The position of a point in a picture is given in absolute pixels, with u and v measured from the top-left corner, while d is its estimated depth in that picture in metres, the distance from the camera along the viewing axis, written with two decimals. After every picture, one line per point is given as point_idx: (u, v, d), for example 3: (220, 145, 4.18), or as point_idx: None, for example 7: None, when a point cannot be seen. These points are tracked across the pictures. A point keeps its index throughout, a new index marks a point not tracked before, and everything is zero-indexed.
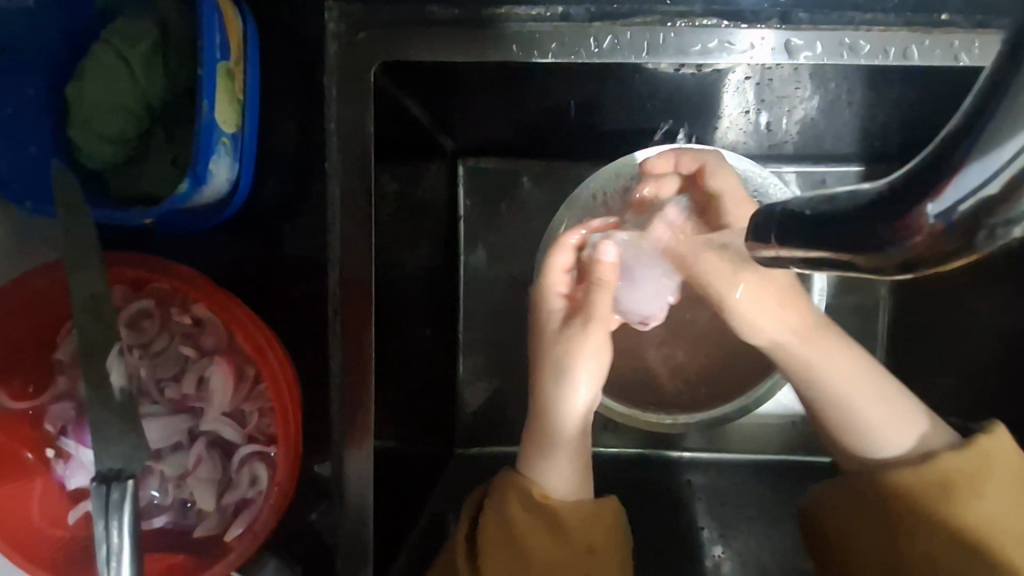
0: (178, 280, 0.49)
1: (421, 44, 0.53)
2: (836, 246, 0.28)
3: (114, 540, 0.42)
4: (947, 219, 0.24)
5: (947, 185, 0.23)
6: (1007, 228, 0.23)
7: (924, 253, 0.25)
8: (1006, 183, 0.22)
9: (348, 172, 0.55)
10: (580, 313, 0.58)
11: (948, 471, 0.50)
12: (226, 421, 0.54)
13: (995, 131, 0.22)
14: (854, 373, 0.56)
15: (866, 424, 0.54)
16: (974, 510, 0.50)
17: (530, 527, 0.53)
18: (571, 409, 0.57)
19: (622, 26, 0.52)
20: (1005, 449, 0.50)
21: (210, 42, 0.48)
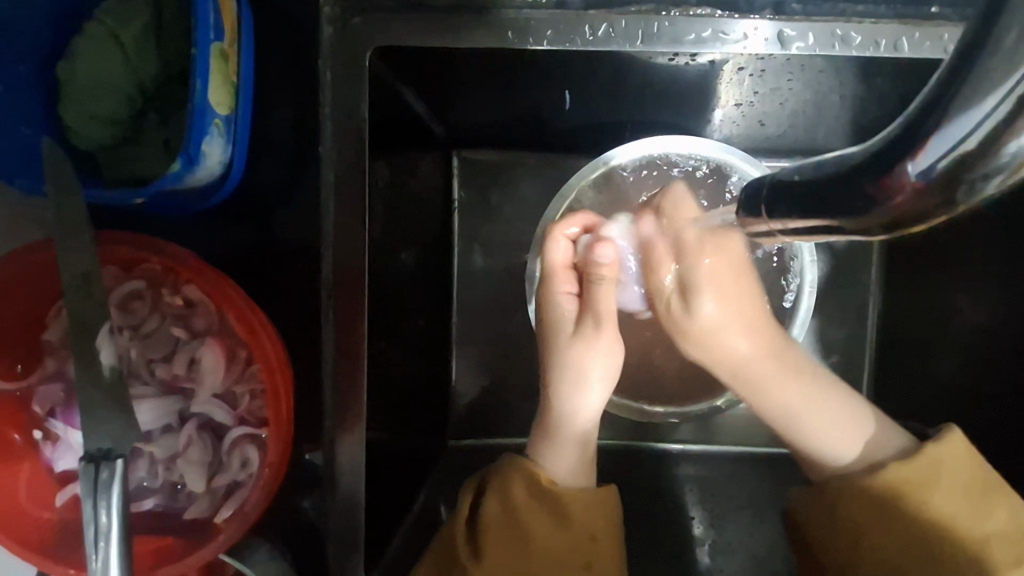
0: (169, 259, 0.49)
1: (416, 30, 0.53)
2: (826, 213, 0.28)
3: (103, 520, 0.42)
4: (925, 175, 0.24)
5: (924, 145, 0.24)
6: (987, 181, 0.23)
7: (907, 211, 0.25)
8: (983, 137, 0.22)
9: (342, 159, 0.55)
10: (590, 311, 0.59)
11: (896, 481, 0.53)
12: (217, 403, 0.54)
13: (967, 88, 0.22)
14: (801, 388, 0.59)
15: (814, 438, 0.58)
16: (922, 513, 0.52)
17: (534, 514, 0.53)
18: (582, 410, 0.58)
19: (617, 14, 0.53)
20: (953, 455, 0.53)
21: (203, 23, 0.48)
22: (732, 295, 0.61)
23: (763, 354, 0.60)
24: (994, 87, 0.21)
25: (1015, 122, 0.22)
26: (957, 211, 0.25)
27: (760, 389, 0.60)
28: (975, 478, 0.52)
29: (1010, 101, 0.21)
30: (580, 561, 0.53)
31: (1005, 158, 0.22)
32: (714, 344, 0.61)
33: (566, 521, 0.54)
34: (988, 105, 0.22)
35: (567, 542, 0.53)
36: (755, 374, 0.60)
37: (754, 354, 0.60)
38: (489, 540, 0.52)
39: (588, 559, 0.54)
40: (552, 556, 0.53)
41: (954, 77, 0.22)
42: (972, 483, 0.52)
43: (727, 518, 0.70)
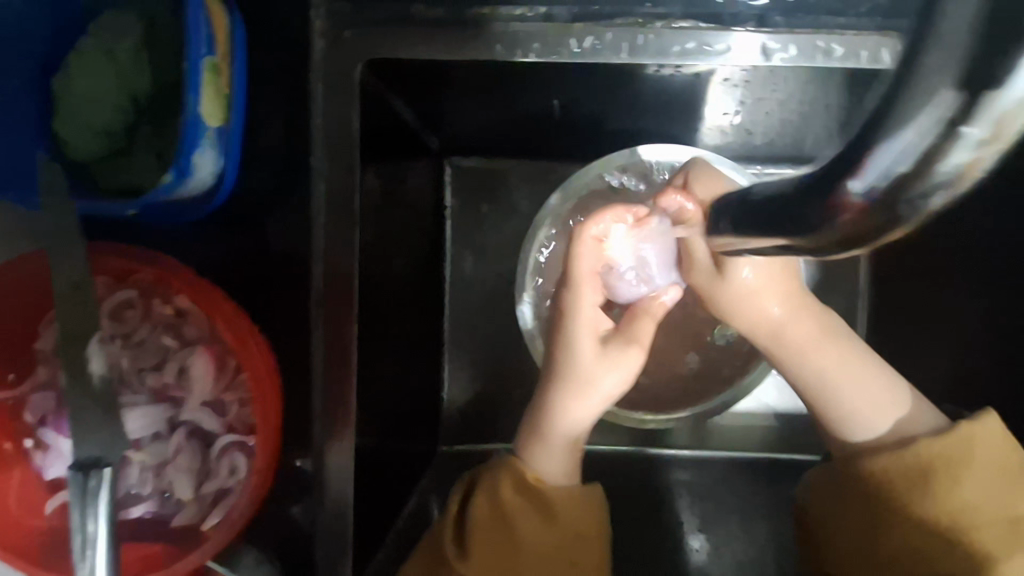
0: (160, 269, 0.49)
1: (407, 45, 0.55)
2: (786, 227, 0.29)
3: (91, 528, 0.42)
4: (864, 194, 0.24)
5: (863, 164, 0.24)
6: (927, 200, 0.23)
7: (853, 227, 0.25)
8: (915, 158, 0.22)
9: (332, 169, 0.56)
10: (622, 333, 0.58)
11: (928, 456, 0.52)
12: (207, 411, 0.54)
13: (895, 112, 0.22)
14: (827, 353, 0.56)
15: (844, 410, 0.56)
16: (952, 493, 0.51)
17: (523, 510, 0.54)
18: (577, 414, 0.57)
19: (602, 27, 0.55)
20: (988, 438, 0.51)
21: (196, 38, 0.49)
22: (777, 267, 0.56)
23: (796, 314, 0.57)
24: (919, 111, 0.21)
25: (943, 143, 0.21)
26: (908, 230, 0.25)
27: (794, 353, 0.57)
28: (1006, 464, 0.51)
29: (935, 127, 0.21)
30: (565, 559, 0.54)
31: (943, 175, 0.22)
32: (753, 304, 0.56)
33: (556, 518, 0.55)
34: (910, 127, 0.22)
35: (553, 539, 0.54)
36: (791, 336, 0.57)
37: (791, 316, 0.57)
38: (475, 537, 0.53)
39: (572, 558, 0.54)
40: (545, 551, 0.53)
41: (887, 101, 0.23)
42: (1002, 467, 0.51)
43: (716, 524, 0.70)
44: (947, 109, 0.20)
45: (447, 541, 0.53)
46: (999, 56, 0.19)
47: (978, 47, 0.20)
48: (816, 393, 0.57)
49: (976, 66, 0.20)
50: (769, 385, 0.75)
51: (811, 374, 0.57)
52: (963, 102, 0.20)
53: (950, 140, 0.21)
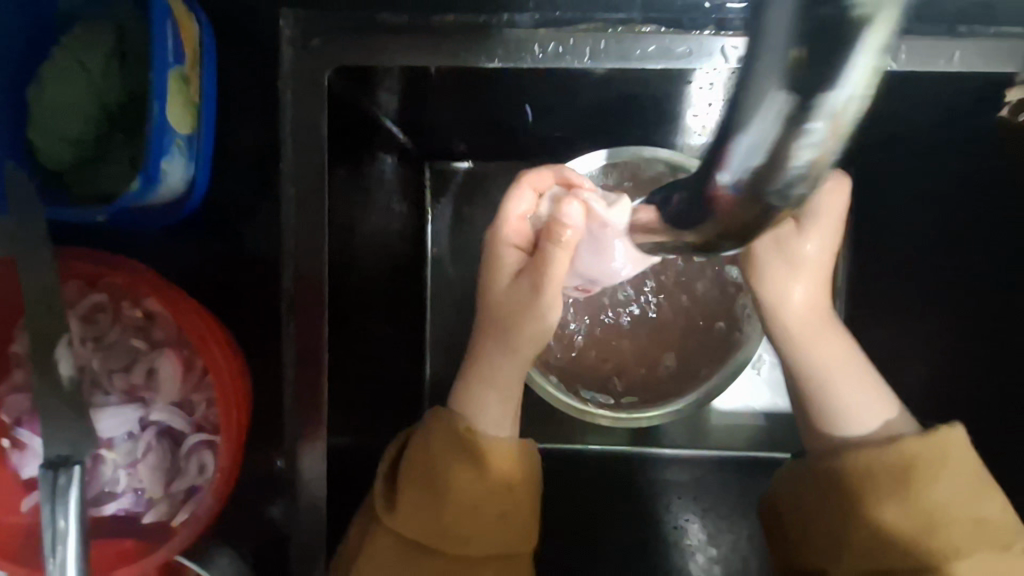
0: (126, 274, 0.51)
1: (375, 51, 0.57)
2: (672, 227, 0.28)
3: (60, 524, 0.43)
4: (733, 186, 0.23)
5: (726, 155, 0.23)
6: (790, 190, 0.23)
7: (729, 222, 0.25)
8: (767, 153, 0.22)
9: (303, 174, 0.58)
10: (534, 273, 0.57)
11: (909, 456, 0.52)
12: (174, 411, 0.56)
13: (742, 108, 0.22)
14: (837, 354, 0.58)
15: (839, 405, 0.56)
16: (926, 491, 0.51)
17: (454, 459, 0.54)
18: (497, 361, 0.58)
19: (564, 33, 0.56)
20: (962, 447, 0.52)
21: (161, 48, 0.50)
22: (823, 269, 0.58)
23: (820, 310, 0.59)
24: (760, 107, 0.21)
25: (788, 135, 0.21)
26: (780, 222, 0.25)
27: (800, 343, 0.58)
28: (975, 468, 0.52)
29: (776, 126, 0.21)
30: (494, 510, 0.54)
31: (794, 168, 0.22)
32: (796, 298, 0.58)
33: (484, 471, 0.54)
34: (756, 122, 0.21)
35: (482, 491, 0.54)
36: (807, 326, 0.58)
37: (811, 307, 0.59)
38: (406, 487, 0.54)
39: (503, 509, 0.55)
40: (471, 506, 0.54)
41: (734, 96, 0.22)
42: (972, 472, 0.52)
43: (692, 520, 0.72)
44: (786, 106, 0.21)
45: (380, 495, 0.56)
46: (824, 61, 0.20)
47: (806, 48, 0.20)
48: (810, 381, 0.58)
49: (801, 70, 0.20)
50: (753, 386, 0.79)
51: (812, 364, 0.58)
52: (801, 97, 0.20)
53: (794, 134, 0.21)
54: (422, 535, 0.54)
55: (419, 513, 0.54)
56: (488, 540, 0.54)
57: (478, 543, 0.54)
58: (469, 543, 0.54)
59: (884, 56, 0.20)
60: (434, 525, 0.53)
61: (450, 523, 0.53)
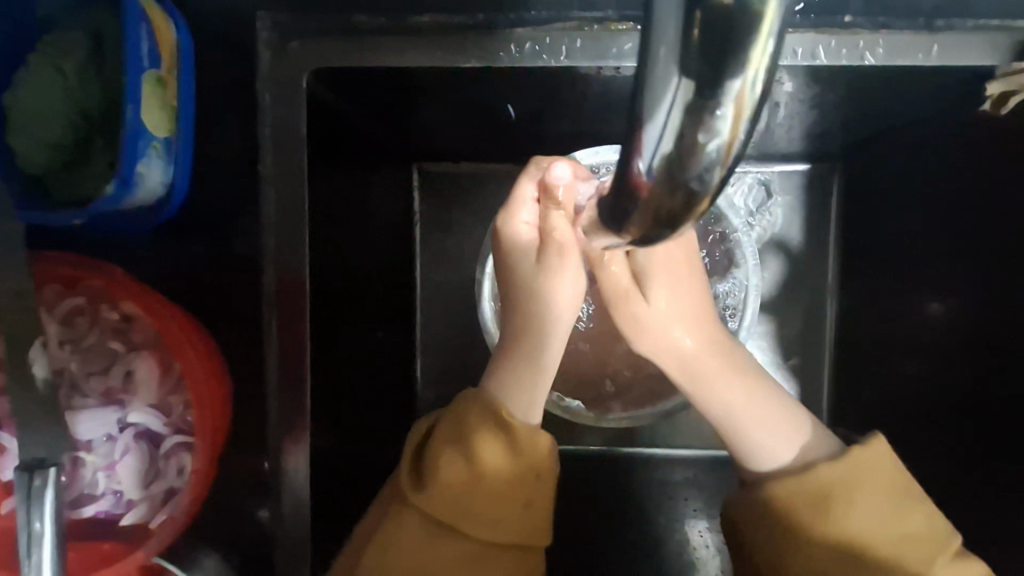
0: (105, 277, 0.51)
1: (353, 53, 0.57)
2: (610, 223, 0.29)
3: (35, 526, 0.44)
4: (648, 173, 0.24)
5: (640, 143, 0.24)
6: (708, 174, 0.23)
7: (654, 211, 0.25)
8: (675, 135, 0.23)
9: (283, 177, 0.58)
10: (551, 244, 0.54)
11: (827, 481, 0.51)
12: (152, 413, 0.56)
13: (649, 99, 0.23)
14: (728, 380, 0.55)
15: (753, 444, 0.55)
16: (846, 516, 0.50)
17: (490, 437, 0.54)
18: (542, 340, 0.56)
19: (540, 32, 0.56)
20: (878, 462, 0.52)
21: (136, 51, 0.51)
22: (685, 289, 0.55)
23: (709, 350, 0.55)
24: (662, 91, 0.22)
25: (692, 116, 0.22)
26: (705, 210, 0.25)
27: (698, 384, 0.55)
28: (895, 485, 0.52)
29: (679, 105, 0.22)
30: (520, 498, 0.54)
31: (706, 149, 0.23)
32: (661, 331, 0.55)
33: (517, 445, 0.54)
34: (664, 108, 0.23)
35: (514, 475, 0.54)
36: (698, 369, 0.55)
37: (701, 349, 0.55)
38: (434, 466, 0.54)
39: (529, 498, 0.54)
40: (501, 483, 0.53)
41: (641, 85, 0.23)
42: (892, 488, 0.52)
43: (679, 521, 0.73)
44: (687, 94, 0.22)
45: (404, 475, 0.55)
46: (714, 46, 0.21)
47: (693, 33, 0.22)
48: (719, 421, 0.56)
49: (697, 53, 0.22)
50: None
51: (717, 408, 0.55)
52: (699, 83, 0.22)
53: (697, 115, 0.22)
54: (448, 511, 0.53)
55: (447, 494, 0.53)
56: (510, 522, 0.54)
57: (500, 524, 0.53)
58: (492, 522, 0.53)
59: (771, 43, 0.22)
60: (461, 501, 0.53)
61: (477, 499, 0.53)
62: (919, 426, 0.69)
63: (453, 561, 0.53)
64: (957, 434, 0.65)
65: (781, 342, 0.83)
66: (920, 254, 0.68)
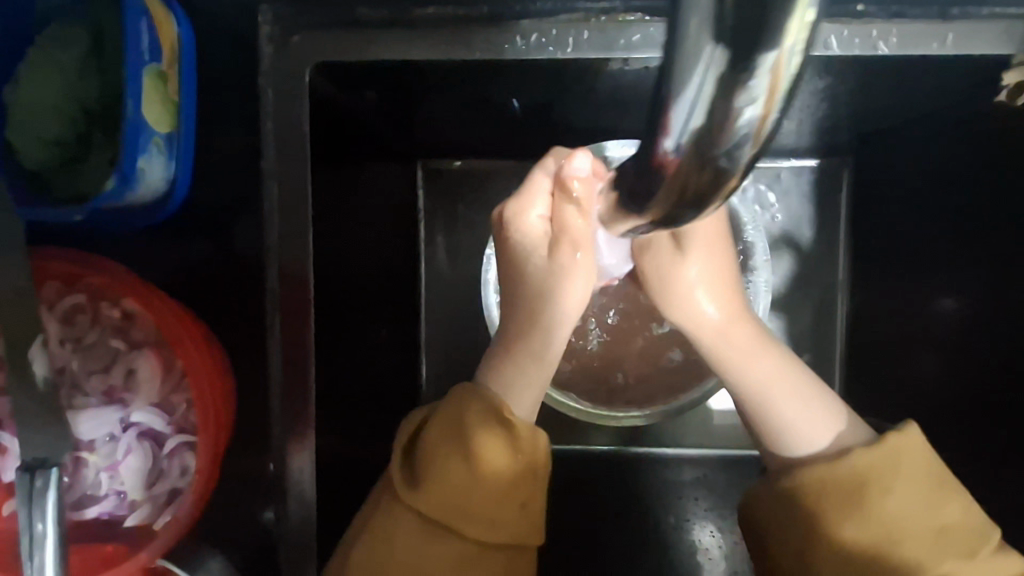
0: (102, 272, 0.50)
1: (356, 46, 0.56)
2: (634, 205, 0.29)
3: (38, 528, 0.43)
4: (676, 150, 0.24)
5: (668, 121, 0.24)
6: (738, 150, 0.24)
7: (683, 188, 0.26)
8: (705, 112, 0.23)
9: (285, 173, 0.57)
10: (566, 238, 0.55)
11: (861, 469, 0.50)
12: (154, 412, 0.55)
13: (677, 73, 0.23)
14: (755, 356, 0.56)
15: (783, 422, 0.54)
16: (882, 505, 0.49)
17: (487, 434, 0.52)
18: (548, 334, 0.56)
19: (546, 24, 0.55)
20: (913, 450, 0.51)
21: (135, 45, 0.50)
22: (720, 259, 0.57)
23: (738, 320, 0.57)
24: (692, 67, 0.22)
25: (723, 92, 0.22)
26: (733, 187, 0.25)
27: (732, 359, 0.57)
28: (929, 475, 0.50)
29: (710, 81, 0.22)
30: (516, 500, 0.52)
31: (738, 125, 0.23)
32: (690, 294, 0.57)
33: (517, 443, 0.52)
34: (694, 83, 0.22)
35: (509, 476, 0.51)
36: (732, 341, 0.57)
37: (731, 322, 0.57)
38: (430, 464, 0.52)
39: (524, 499, 0.52)
40: (497, 482, 0.51)
41: (668, 60, 0.23)
42: (927, 477, 0.50)
43: None
44: (720, 65, 0.22)
45: (397, 471, 0.53)
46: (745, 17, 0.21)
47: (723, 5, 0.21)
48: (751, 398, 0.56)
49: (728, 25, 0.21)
50: None
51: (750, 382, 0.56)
52: (731, 55, 0.22)
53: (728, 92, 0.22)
54: (445, 512, 0.51)
55: (442, 495, 0.51)
56: (509, 522, 0.52)
57: (498, 525, 0.52)
58: (491, 522, 0.51)
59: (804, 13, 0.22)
60: (458, 501, 0.51)
61: (474, 500, 0.51)
62: (933, 424, 0.68)
63: (448, 563, 0.51)
64: (972, 432, 0.64)
65: (791, 338, 0.82)
66: (933, 248, 0.67)
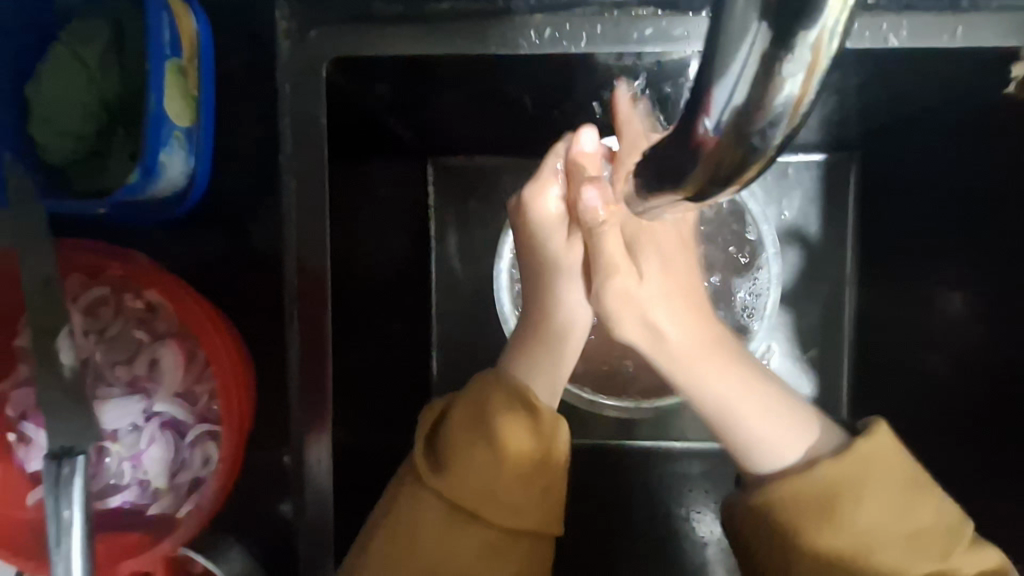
0: (125, 263, 0.51)
1: (372, 42, 0.56)
2: (665, 186, 0.30)
3: (65, 514, 0.43)
4: (717, 128, 0.25)
5: (710, 100, 0.25)
6: (773, 128, 0.24)
7: (716, 167, 0.26)
8: (750, 89, 0.24)
9: (302, 167, 0.58)
10: (579, 223, 0.56)
11: (830, 481, 0.49)
12: (176, 401, 0.56)
13: (723, 52, 0.24)
14: (722, 377, 0.53)
15: (753, 439, 0.52)
16: (853, 515, 0.48)
17: (512, 417, 0.53)
18: (568, 317, 0.57)
19: (561, 19, 0.56)
20: (881, 454, 0.50)
21: (158, 40, 0.51)
22: (675, 265, 0.54)
23: (694, 340, 0.53)
24: (739, 48, 0.24)
25: (768, 71, 0.23)
26: (763, 167, 0.26)
27: (692, 377, 0.53)
28: (900, 479, 0.49)
29: (756, 59, 0.23)
30: (540, 484, 0.53)
31: (778, 104, 0.24)
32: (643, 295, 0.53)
33: (539, 428, 0.53)
34: (738, 62, 0.24)
35: (534, 459, 0.52)
36: (691, 357, 0.53)
37: (692, 338, 0.53)
38: (456, 449, 0.52)
39: (547, 485, 0.53)
40: (522, 465, 0.52)
41: (714, 41, 0.24)
42: (898, 481, 0.49)
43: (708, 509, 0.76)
44: (763, 45, 0.23)
45: (421, 460, 0.53)
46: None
47: None
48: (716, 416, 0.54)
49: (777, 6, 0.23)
50: None
51: (711, 403, 0.53)
52: (774, 36, 0.23)
53: (773, 72, 0.23)
54: (474, 497, 0.51)
55: (470, 479, 0.51)
56: (532, 509, 0.52)
57: (519, 514, 0.52)
58: (519, 508, 0.52)
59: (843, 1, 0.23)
60: (484, 486, 0.51)
61: (501, 483, 0.52)
62: (944, 416, 0.68)
63: (474, 551, 0.51)
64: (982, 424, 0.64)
65: (800, 333, 0.82)
66: (943, 240, 0.68)
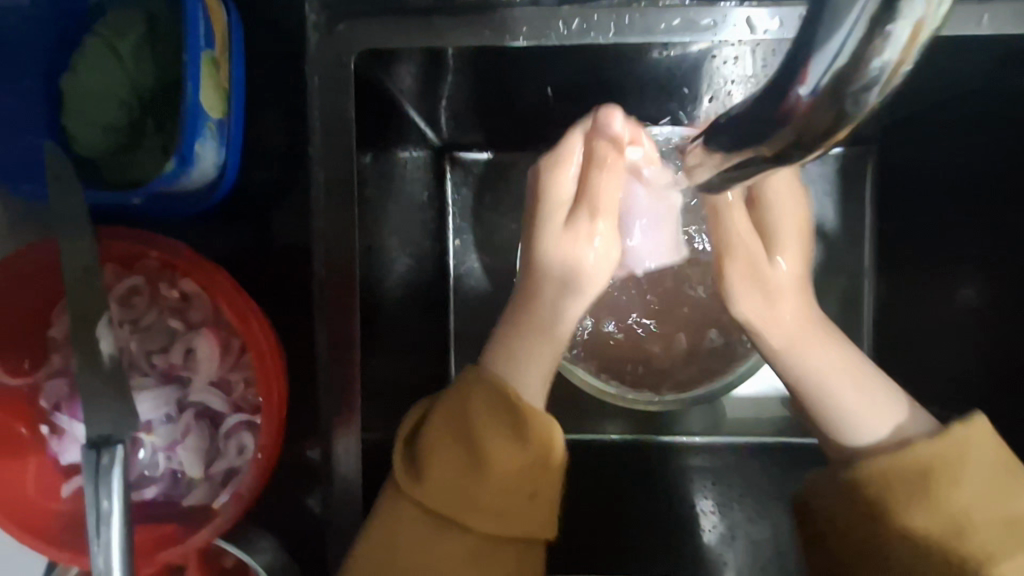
0: (162, 250, 0.51)
1: (400, 33, 0.57)
2: (745, 145, 0.32)
3: (104, 505, 0.43)
4: (812, 94, 0.27)
5: (806, 68, 0.27)
6: (867, 92, 0.26)
7: (805, 128, 0.28)
8: (851, 52, 0.25)
9: (331, 159, 0.58)
10: (586, 203, 0.53)
11: (925, 459, 0.48)
12: (212, 390, 0.57)
13: (830, 17, 0.25)
14: (823, 348, 0.53)
15: (846, 413, 0.52)
16: (952, 494, 0.47)
17: (492, 427, 0.51)
18: (559, 309, 0.54)
19: (588, 10, 0.56)
20: (980, 442, 0.48)
21: (194, 32, 0.51)
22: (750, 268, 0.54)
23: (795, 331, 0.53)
24: (849, 12, 0.25)
25: (871, 39, 0.25)
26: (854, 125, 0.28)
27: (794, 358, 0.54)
28: (999, 466, 0.48)
29: (862, 24, 0.24)
30: (527, 489, 0.51)
31: (875, 69, 0.25)
32: (764, 297, 0.53)
33: (524, 438, 0.51)
34: (846, 27, 0.25)
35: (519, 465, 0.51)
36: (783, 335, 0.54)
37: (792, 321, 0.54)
38: (438, 454, 0.51)
39: (533, 492, 0.52)
40: (504, 476, 0.50)
41: (817, 7, 0.26)
42: (997, 468, 0.48)
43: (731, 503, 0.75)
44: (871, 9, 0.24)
45: (400, 458, 0.53)
46: None
47: None
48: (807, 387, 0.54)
49: None
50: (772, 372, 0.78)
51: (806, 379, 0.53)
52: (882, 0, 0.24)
53: (877, 38, 0.25)
54: (452, 506, 0.51)
55: (448, 487, 0.51)
56: (518, 516, 0.52)
57: (507, 518, 0.51)
58: (501, 517, 0.51)
59: None
60: (463, 496, 0.50)
61: (483, 494, 0.50)
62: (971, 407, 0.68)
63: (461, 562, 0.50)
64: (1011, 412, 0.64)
65: None
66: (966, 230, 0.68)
